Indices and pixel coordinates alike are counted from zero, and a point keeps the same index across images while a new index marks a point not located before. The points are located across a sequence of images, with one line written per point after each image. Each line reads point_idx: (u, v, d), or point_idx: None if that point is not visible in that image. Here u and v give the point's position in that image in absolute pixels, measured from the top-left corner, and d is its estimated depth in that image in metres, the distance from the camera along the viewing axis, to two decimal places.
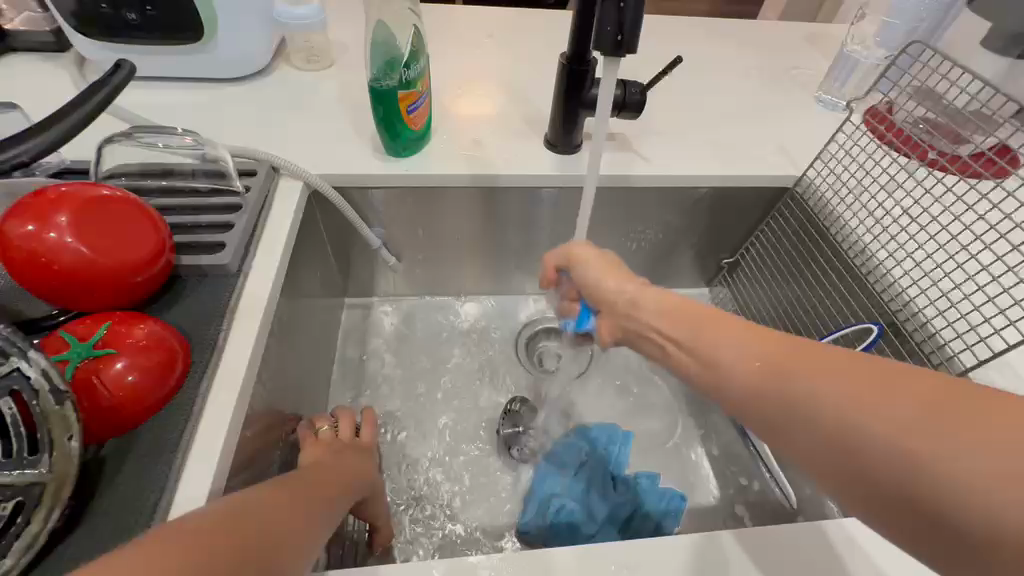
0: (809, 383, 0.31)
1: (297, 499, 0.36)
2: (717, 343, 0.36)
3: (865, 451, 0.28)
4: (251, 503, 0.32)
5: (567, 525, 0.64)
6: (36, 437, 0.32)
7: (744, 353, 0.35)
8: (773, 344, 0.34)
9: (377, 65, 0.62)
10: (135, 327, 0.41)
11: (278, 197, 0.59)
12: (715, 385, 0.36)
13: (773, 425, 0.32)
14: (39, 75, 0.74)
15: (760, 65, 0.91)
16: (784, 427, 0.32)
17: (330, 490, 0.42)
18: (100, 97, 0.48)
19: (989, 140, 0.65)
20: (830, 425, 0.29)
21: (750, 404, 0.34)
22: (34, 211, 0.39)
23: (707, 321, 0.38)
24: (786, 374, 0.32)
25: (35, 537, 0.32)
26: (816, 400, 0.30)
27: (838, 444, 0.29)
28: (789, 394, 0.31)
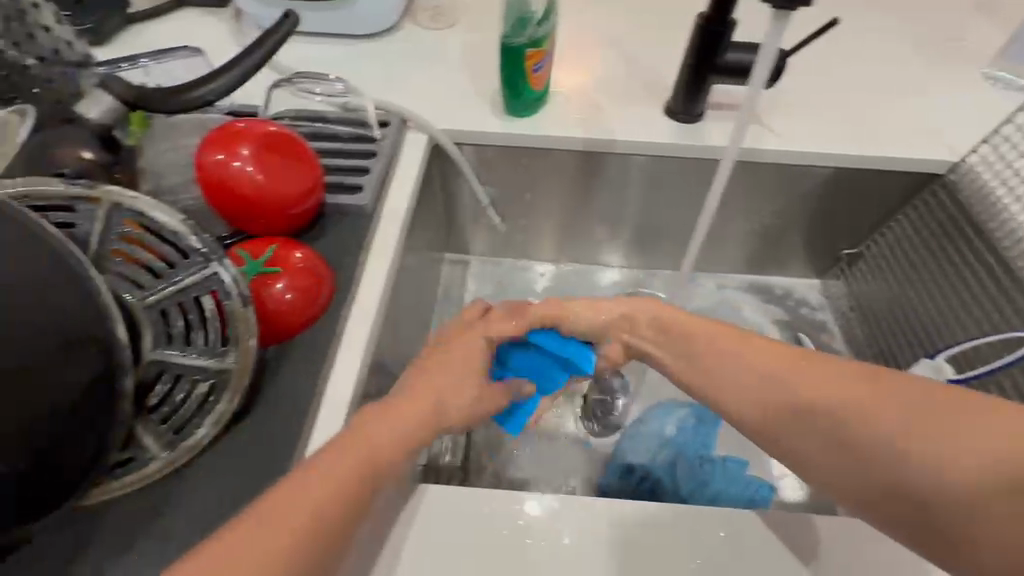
0: (836, 418, 0.40)
1: (370, 449, 0.38)
2: (745, 374, 0.44)
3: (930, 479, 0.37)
4: (319, 472, 0.35)
5: (655, 492, 0.66)
6: (227, 331, 0.38)
7: (780, 386, 0.43)
8: (801, 372, 0.42)
9: (509, 21, 0.63)
10: (295, 252, 0.46)
11: (406, 148, 0.63)
12: (755, 416, 0.44)
13: (793, 443, 0.42)
14: (203, 29, 0.83)
15: (916, 34, 0.81)
16: (830, 456, 0.41)
17: (418, 413, 0.41)
18: (272, 43, 0.52)
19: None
20: (911, 464, 0.37)
21: (786, 434, 0.42)
22: (222, 142, 0.45)
23: (737, 352, 0.45)
24: (826, 410, 0.41)
25: (222, 415, 0.37)
26: (846, 430, 0.40)
27: (864, 464, 0.39)
28: (819, 426, 0.41)
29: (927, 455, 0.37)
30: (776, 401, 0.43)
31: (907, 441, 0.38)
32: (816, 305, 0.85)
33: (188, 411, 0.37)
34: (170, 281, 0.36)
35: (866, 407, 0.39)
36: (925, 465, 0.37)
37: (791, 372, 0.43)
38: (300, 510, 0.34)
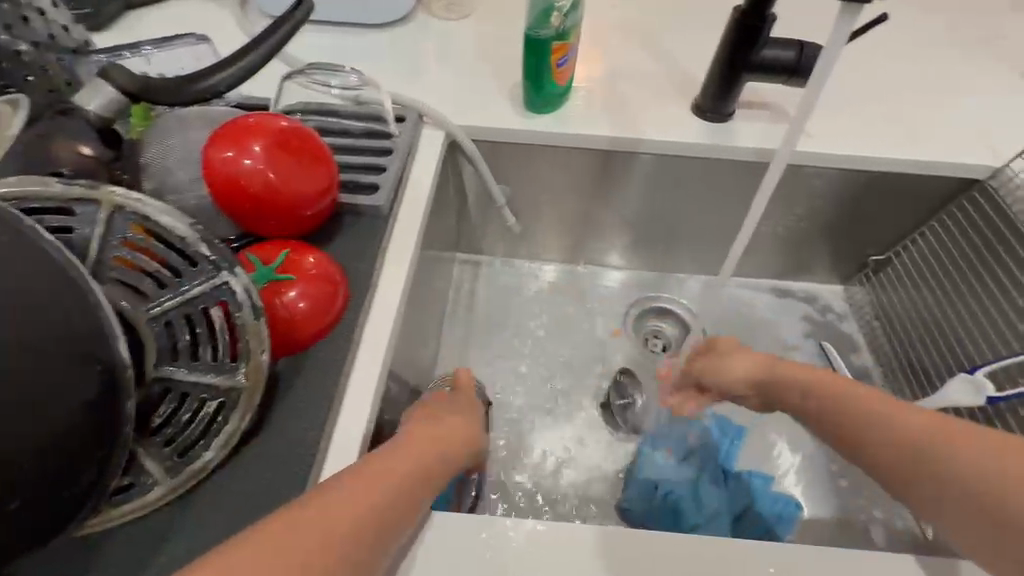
0: (945, 456, 0.36)
1: (378, 474, 0.35)
2: (879, 415, 0.39)
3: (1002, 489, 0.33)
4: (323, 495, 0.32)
5: (680, 506, 0.63)
6: (237, 347, 0.35)
7: (891, 427, 0.38)
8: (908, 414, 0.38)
9: (534, 11, 0.59)
10: (309, 258, 0.43)
11: (422, 146, 0.60)
12: (858, 452, 0.40)
13: (912, 487, 0.37)
14: (208, 15, 0.79)
15: (953, 31, 0.78)
16: (936, 499, 0.36)
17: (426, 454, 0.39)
18: (285, 32, 0.48)
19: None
20: (973, 473, 0.34)
21: (887, 469, 0.38)
22: (232, 138, 0.42)
23: (857, 394, 0.42)
24: (927, 449, 0.36)
25: (231, 435, 0.35)
26: (957, 472, 0.35)
27: (991, 515, 0.33)
28: (928, 467, 0.36)
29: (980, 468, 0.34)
30: (889, 437, 0.38)
31: (958, 456, 0.35)
32: (840, 312, 0.82)
33: (195, 431, 0.34)
34: (176, 292, 0.33)
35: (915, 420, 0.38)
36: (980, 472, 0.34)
37: (897, 411, 0.39)
38: (298, 538, 0.29)
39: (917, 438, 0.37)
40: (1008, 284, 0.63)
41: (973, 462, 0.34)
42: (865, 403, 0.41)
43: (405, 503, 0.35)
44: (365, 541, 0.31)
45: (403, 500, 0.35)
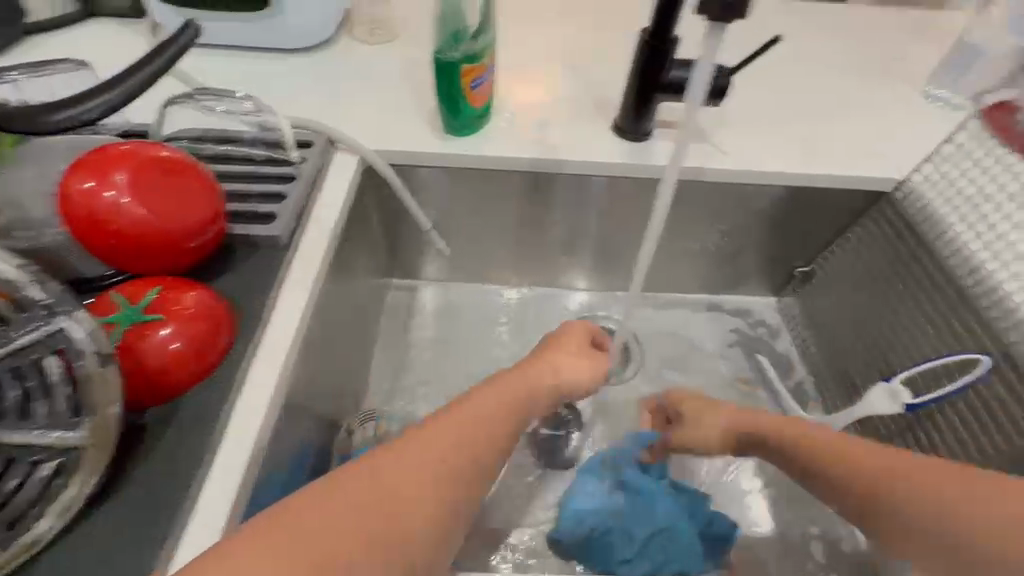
0: (888, 488, 0.40)
1: (437, 461, 0.35)
2: (829, 458, 0.44)
3: (950, 516, 0.37)
4: (373, 476, 0.33)
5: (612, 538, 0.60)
6: (78, 399, 0.31)
7: (845, 460, 0.43)
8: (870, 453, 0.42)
9: (443, 36, 0.59)
10: (184, 294, 0.40)
11: (333, 171, 0.57)
12: (820, 481, 0.44)
13: (866, 513, 0.41)
14: (115, 39, 0.76)
15: (862, 51, 0.81)
16: (885, 520, 0.40)
17: (487, 432, 0.39)
18: (166, 56, 0.47)
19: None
20: (917, 501, 0.38)
21: (844, 497, 0.42)
22: (93, 169, 0.39)
23: (824, 446, 0.45)
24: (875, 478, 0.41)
25: (69, 503, 0.31)
26: (896, 497, 0.39)
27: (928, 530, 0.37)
28: (877, 496, 0.40)
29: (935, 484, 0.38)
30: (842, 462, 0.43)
31: (907, 479, 0.39)
32: (772, 323, 0.84)
33: (25, 500, 0.30)
34: (2, 341, 0.30)
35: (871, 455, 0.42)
36: (926, 492, 0.38)
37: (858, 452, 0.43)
38: (338, 517, 0.30)
39: (876, 473, 0.41)
40: (937, 283, 0.62)
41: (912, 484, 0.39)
42: (841, 446, 0.44)
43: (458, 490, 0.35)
44: (402, 531, 0.31)
45: (457, 491, 0.35)
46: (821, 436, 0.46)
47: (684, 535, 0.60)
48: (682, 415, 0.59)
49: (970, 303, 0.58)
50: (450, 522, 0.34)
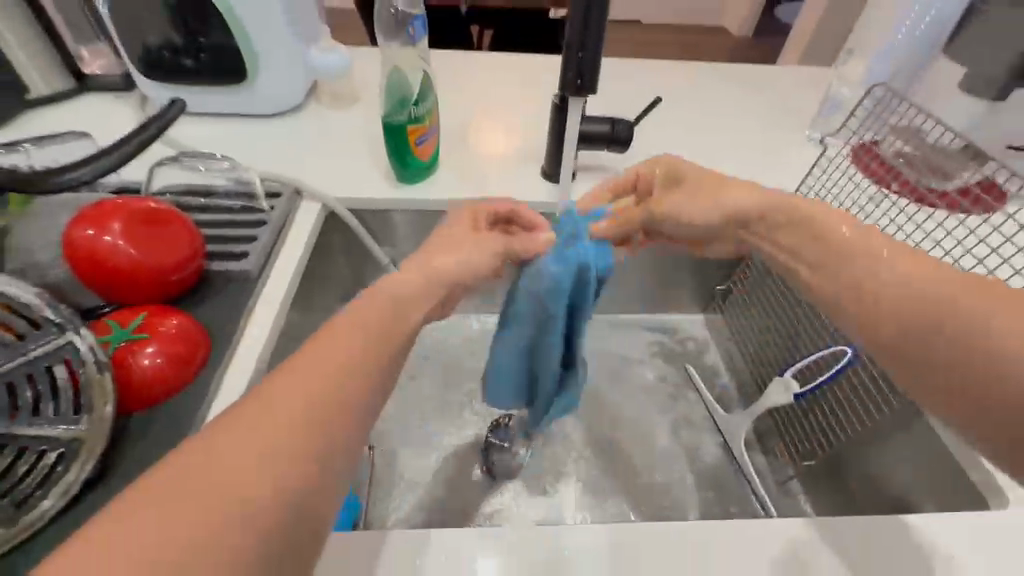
0: (921, 289, 0.38)
1: (348, 348, 0.35)
2: (864, 259, 0.41)
3: (979, 338, 0.34)
4: (292, 376, 0.32)
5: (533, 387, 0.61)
6: (79, 400, 0.39)
7: (878, 264, 0.41)
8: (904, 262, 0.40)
9: (390, 102, 0.70)
10: (167, 319, 0.48)
11: (299, 216, 0.67)
12: (844, 293, 0.42)
13: (876, 317, 0.40)
14: (107, 110, 0.86)
15: (756, 100, 0.96)
16: (896, 328, 0.38)
17: (389, 318, 0.39)
18: (155, 127, 0.59)
19: (973, 173, 0.65)
20: (940, 308, 0.36)
21: (861, 303, 0.41)
22: (93, 219, 0.48)
23: (857, 245, 0.43)
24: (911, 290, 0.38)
25: (68, 486, 0.38)
26: (926, 299, 0.37)
27: (947, 334, 0.36)
28: (907, 299, 0.38)
29: (961, 294, 0.36)
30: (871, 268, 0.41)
31: (951, 291, 0.37)
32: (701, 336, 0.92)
33: (32, 483, 0.37)
34: (21, 353, 0.38)
35: (904, 261, 0.40)
36: (967, 311, 0.35)
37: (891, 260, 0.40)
38: (279, 411, 0.30)
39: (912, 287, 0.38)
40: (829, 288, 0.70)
41: (944, 293, 0.37)
42: (879, 262, 0.41)
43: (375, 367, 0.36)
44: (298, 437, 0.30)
45: (372, 369, 0.36)
46: (847, 241, 0.43)
47: (587, 298, 0.55)
48: (679, 182, 0.54)
49: None
50: (373, 399, 0.35)
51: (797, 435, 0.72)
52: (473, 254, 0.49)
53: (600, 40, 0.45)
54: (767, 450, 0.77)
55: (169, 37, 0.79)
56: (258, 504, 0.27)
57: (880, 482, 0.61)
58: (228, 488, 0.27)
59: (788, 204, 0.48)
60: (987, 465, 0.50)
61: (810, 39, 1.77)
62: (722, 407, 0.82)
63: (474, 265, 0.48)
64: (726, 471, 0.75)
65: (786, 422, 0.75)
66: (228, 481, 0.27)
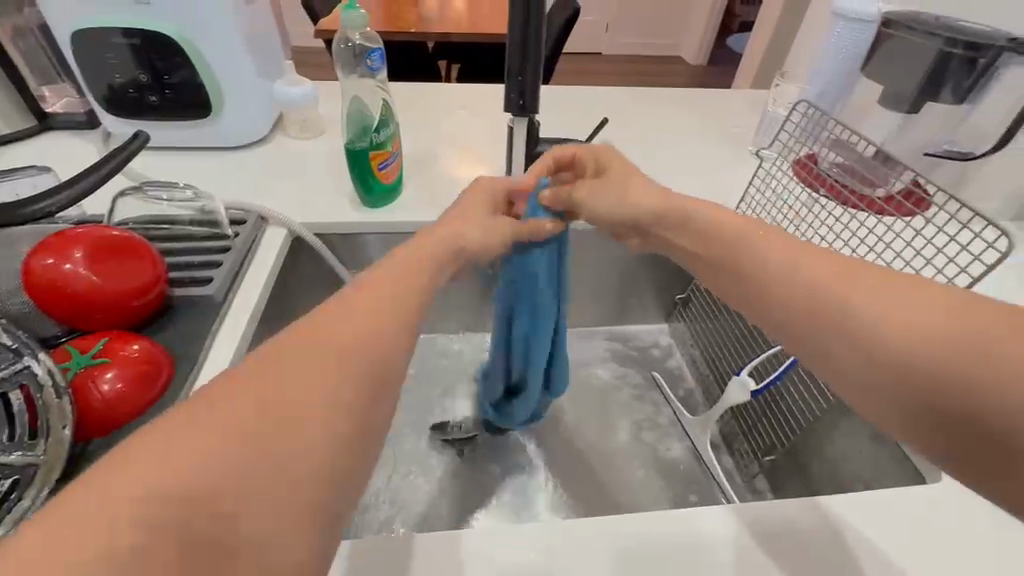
0: (837, 298, 0.37)
1: (333, 342, 0.32)
2: (775, 266, 0.42)
3: (894, 352, 0.34)
4: (272, 373, 0.30)
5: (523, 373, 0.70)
6: (37, 424, 0.39)
7: (791, 269, 0.41)
8: (817, 263, 0.40)
9: (353, 129, 0.73)
10: (129, 344, 0.48)
11: (264, 243, 0.68)
12: (764, 301, 0.42)
13: (804, 324, 0.39)
14: (70, 147, 0.87)
15: (702, 121, 1.03)
16: (818, 336, 0.38)
17: (387, 313, 0.36)
18: (120, 158, 0.61)
19: (903, 179, 0.70)
20: (856, 325, 0.36)
21: (784, 314, 0.40)
22: (54, 249, 0.48)
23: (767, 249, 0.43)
24: (826, 299, 0.38)
25: (21, 514, 0.36)
26: (842, 308, 0.37)
27: (871, 345, 0.35)
28: (824, 309, 0.38)
29: (876, 311, 0.35)
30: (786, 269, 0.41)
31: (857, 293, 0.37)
32: (666, 344, 0.95)
33: None
34: None
35: (817, 270, 0.39)
36: (876, 326, 0.35)
37: (806, 268, 0.40)
38: (256, 405, 0.28)
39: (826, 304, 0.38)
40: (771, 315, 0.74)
41: (860, 301, 0.36)
42: (791, 264, 0.41)
43: (369, 359, 0.33)
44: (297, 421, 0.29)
45: (362, 364, 0.32)
46: (767, 258, 0.43)
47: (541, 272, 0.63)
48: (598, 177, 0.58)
49: None
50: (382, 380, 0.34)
51: (758, 433, 0.75)
52: (477, 232, 0.52)
53: (539, 67, 0.49)
54: (731, 451, 0.79)
55: (134, 75, 0.80)
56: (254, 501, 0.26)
57: (838, 469, 0.64)
58: (219, 485, 0.26)
59: (705, 220, 0.48)
60: None
61: (756, 68, 1.90)
62: (687, 410, 0.85)
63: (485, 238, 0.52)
64: (696, 472, 0.77)
65: (748, 424, 0.77)
66: (222, 480, 0.26)
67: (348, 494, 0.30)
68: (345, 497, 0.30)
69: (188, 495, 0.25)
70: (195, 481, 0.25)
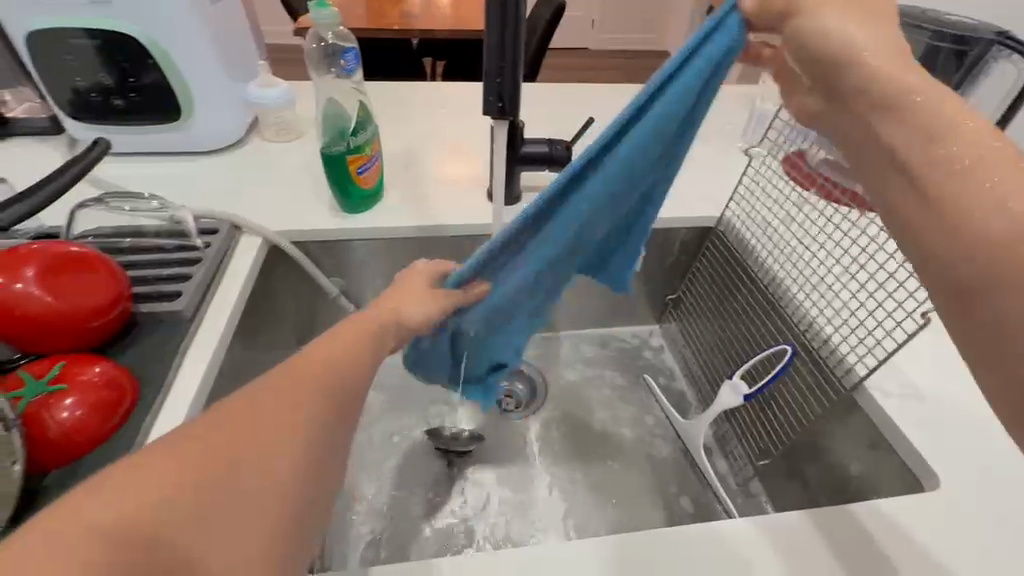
0: (1001, 197, 0.28)
1: (314, 371, 0.34)
2: (954, 125, 0.30)
3: (999, 280, 0.27)
4: (255, 400, 0.30)
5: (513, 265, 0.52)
6: None
7: (967, 144, 0.29)
8: (1002, 151, 0.29)
9: (328, 133, 0.70)
10: (89, 367, 0.45)
11: (237, 253, 0.65)
12: (920, 165, 0.30)
13: (938, 215, 0.29)
14: (32, 155, 0.83)
15: (690, 119, 1.01)
16: (936, 239, 0.29)
17: (359, 347, 0.38)
18: (77, 168, 0.57)
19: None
20: (1019, 229, 0.27)
21: (903, 200, 0.31)
22: (5, 266, 0.45)
23: (937, 94, 0.31)
24: (979, 189, 0.28)
25: None
26: (1010, 219, 0.27)
27: (1010, 264, 0.27)
28: (982, 205, 0.28)
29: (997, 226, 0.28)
30: (959, 141, 0.29)
31: None
32: (658, 346, 0.93)
33: None
34: None
35: (998, 160, 0.29)
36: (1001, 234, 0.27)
37: (988, 152, 0.29)
38: (246, 429, 0.28)
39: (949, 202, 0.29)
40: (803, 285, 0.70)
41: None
42: (970, 134, 0.29)
43: (344, 388, 0.34)
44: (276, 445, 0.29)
45: (343, 392, 0.34)
46: (942, 111, 0.30)
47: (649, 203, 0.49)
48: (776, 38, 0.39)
49: (779, 308, 0.70)
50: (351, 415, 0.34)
51: (751, 435, 0.74)
52: (416, 301, 0.48)
53: (517, 66, 0.47)
54: (726, 454, 0.78)
55: (97, 78, 0.77)
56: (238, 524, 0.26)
57: (833, 471, 0.63)
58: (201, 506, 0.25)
59: (861, 74, 0.33)
60: (918, 449, 0.53)
61: None
62: (679, 412, 0.84)
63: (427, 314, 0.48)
64: (689, 477, 0.76)
65: (742, 427, 0.76)
66: (210, 484, 0.25)
67: (318, 516, 0.30)
68: (315, 520, 0.30)
69: (171, 519, 0.24)
70: (178, 501, 0.24)
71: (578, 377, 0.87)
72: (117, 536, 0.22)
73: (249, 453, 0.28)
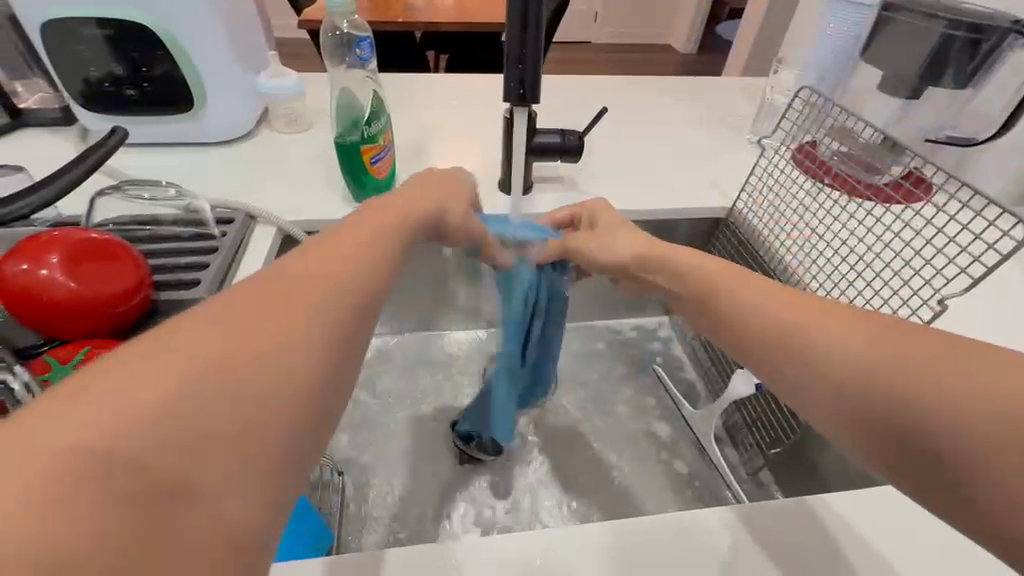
0: (898, 367, 0.31)
1: (305, 289, 0.30)
2: (831, 331, 0.35)
3: (918, 431, 0.29)
4: (231, 317, 0.27)
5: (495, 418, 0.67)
6: None
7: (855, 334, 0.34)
8: (864, 331, 0.34)
9: (342, 122, 0.70)
10: (112, 352, 0.46)
11: (252, 242, 0.65)
12: (830, 362, 0.34)
13: (854, 388, 0.32)
14: (45, 145, 0.83)
15: (700, 110, 1.01)
16: (869, 409, 0.32)
17: (384, 246, 0.38)
18: (93, 158, 0.57)
19: (901, 167, 0.70)
20: (913, 401, 0.30)
21: (837, 375, 0.33)
22: (29, 252, 0.46)
23: (820, 323, 0.36)
24: (892, 368, 0.31)
25: None
26: (917, 392, 0.30)
27: (920, 425, 0.29)
28: (883, 378, 0.31)
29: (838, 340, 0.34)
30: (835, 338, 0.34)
31: (929, 363, 0.30)
32: (666, 338, 0.94)
33: None
34: None
35: (871, 339, 0.33)
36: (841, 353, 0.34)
37: (871, 341, 0.33)
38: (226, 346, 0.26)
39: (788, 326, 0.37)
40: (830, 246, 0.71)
41: (927, 386, 0.30)
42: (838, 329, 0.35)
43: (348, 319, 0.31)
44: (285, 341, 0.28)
45: (340, 318, 0.31)
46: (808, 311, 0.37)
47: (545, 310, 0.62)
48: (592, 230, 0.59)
49: None
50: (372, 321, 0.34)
51: (761, 425, 0.74)
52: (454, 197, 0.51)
53: (538, 53, 0.47)
54: (736, 444, 0.79)
55: (109, 68, 0.77)
56: (219, 451, 0.23)
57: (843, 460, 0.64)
58: (211, 406, 0.24)
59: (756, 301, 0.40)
60: None
61: (747, 56, 1.88)
62: (688, 403, 0.84)
63: (458, 208, 0.50)
64: (699, 466, 0.76)
65: (752, 417, 0.76)
66: (208, 381, 0.24)
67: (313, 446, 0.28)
68: (311, 453, 0.28)
69: (148, 451, 0.22)
70: (157, 428, 0.22)
71: (588, 368, 0.87)
72: (110, 448, 0.21)
73: (257, 350, 0.26)
